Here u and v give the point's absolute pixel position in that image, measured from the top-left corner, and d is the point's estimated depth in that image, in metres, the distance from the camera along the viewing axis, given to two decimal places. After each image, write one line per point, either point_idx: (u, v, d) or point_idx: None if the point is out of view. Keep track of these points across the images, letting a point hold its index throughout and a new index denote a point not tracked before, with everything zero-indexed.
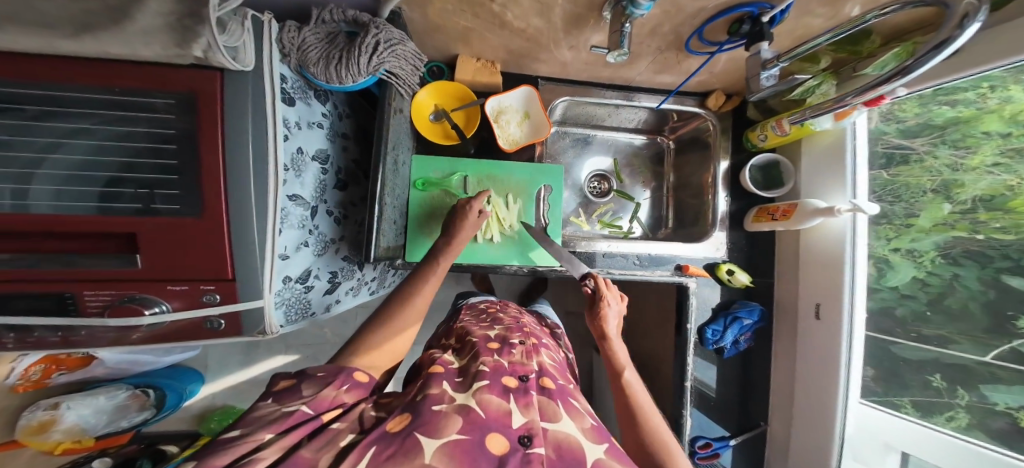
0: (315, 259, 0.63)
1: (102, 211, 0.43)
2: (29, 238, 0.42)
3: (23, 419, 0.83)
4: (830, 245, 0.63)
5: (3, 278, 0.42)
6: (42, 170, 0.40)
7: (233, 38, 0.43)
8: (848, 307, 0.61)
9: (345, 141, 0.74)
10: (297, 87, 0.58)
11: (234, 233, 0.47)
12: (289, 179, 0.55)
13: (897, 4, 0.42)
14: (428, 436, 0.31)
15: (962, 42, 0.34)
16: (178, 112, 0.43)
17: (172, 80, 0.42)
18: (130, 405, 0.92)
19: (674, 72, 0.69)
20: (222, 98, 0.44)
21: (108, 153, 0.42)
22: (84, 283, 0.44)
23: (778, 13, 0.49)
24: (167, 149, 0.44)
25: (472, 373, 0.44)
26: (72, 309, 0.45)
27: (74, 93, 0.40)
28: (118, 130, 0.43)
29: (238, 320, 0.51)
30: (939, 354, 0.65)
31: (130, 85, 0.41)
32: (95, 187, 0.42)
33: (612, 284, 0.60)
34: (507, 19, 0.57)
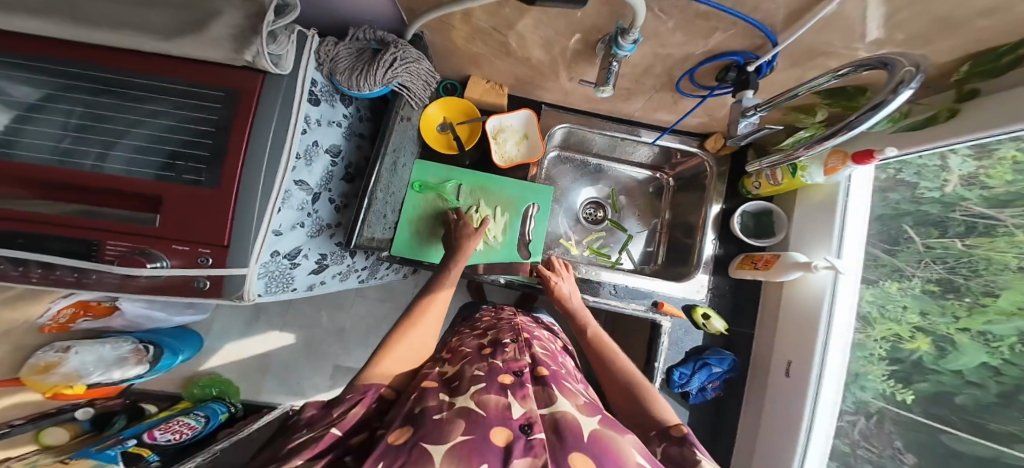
0: (308, 239, 0.69)
1: (158, 179, 0.52)
2: (88, 192, 0.52)
3: (35, 358, 0.92)
4: (809, 302, 0.61)
5: (61, 222, 0.51)
6: (124, 140, 0.53)
7: (280, 48, 0.52)
8: (818, 368, 0.58)
9: (360, 140, 0.81)
10: (326, 91, 0.65)
11: (238, 205, 0.53)
12: (299, 166, 0.61)
13: (849, 66, 0.39)
14: (434, 442, 0.30)
15: (895, 107, 0.33)
16: (224, 101, 0.53)
17: (233, 78, 0.53)
18: (129, 358, 0.96)
19: (670, 110, 0.72)
20: (259, 92, 0.54)
21: (176, 131, 0.54)
22: (111, 233, 0.51)
23: (763, 64, 0.52)
24: (208, 131, 0.53)
25: (468, 377, 0.43)
26: (95, 255, 0.51)
27: (161, 84, 0.53)
28: (182, 115, 0.54)
29: (222, 283, 0.56)
30: (1001, 453, 0.49)
31: (196, 80, 0.53)
32: (159, 157, 0.53)
33: (558, 265, 0.71)
34: (512, 48, 0.63)
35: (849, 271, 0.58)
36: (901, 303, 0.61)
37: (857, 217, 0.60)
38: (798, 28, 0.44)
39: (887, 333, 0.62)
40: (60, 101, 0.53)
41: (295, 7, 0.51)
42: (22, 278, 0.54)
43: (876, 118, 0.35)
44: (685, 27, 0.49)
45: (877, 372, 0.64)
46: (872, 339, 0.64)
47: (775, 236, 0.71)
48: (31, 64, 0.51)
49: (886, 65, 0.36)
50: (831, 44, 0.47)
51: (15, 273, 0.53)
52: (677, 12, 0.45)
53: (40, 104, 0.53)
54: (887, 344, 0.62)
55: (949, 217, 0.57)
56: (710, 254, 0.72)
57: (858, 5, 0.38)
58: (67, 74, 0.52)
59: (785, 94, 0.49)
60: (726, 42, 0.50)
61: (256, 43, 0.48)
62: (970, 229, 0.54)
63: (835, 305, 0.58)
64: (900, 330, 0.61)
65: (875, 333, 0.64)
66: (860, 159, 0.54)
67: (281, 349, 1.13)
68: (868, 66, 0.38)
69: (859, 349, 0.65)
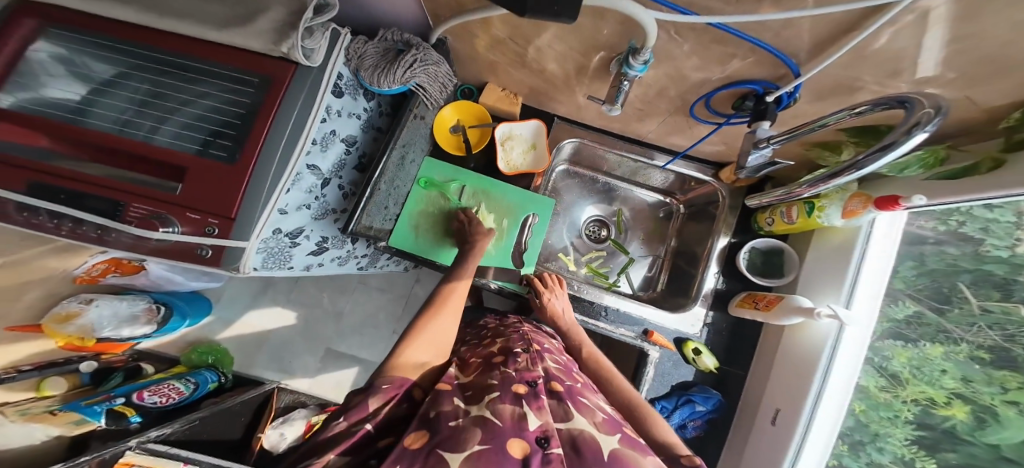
0: (311, 221, 0.71)
1: (196, 153, 0.55)
2: (127, 158, 0.56)
3: (58, 306, 0.97)
4: (811, 344, 0.59)
5: (90, 181, 0.53)
6: (176, 117, 0.58)
7: (313, 42, 0.54)
8: (803, 423, 0.56)
9: (377, 133, 0.83)
10: (351, 86, 0.67)
11: (251, 182, 0.54)
12: (314, 151, 0.63)
13: (868, 104, 0.36)
14: (453, 450, 0.30)
15: (907, 150, 0.30)
16: (259, 86, 0.56)
17: (266, 65, 0.55)
18: (141, 317, 1.02)
19: (684, 135, 0.71)
20: (289, 82, 0.56)
21: (217, 112, 0.58)
22: (134, 196, 0.53)
23: (783, 94, 0.49)
24: (240, 113, 0.56)
25: (482, 386, 0.42)
26: (118, 215, 0.53)
27: (210, 68, 0.58)
28: (224, 97, 0.58)
29: (221, 254, 0.56)
30: None
31: (239, 65, 0.56)
32: (200, 135, 0.57)
33: (552, 281, 0.69)
34: (528, 60, 0.64)
35: (859, 322, 0.56)
36: (939, 367, 0.57)
37: (877, 269, 0.56)
38: (822, 60, 0.41)
39: (919, 396, 0.59)
40: (130, 79, 0.59)
41: (333, 8, 0.54)
42: (54, 231, 0.54)
43: (883, 160, 0.32)
44: (700, 52, 0.47)
45: (901, 435, 0.61)
46: (901, 400, 0.61)
47: (784, 277, 0.70)
48: (111, 45, 0.58)
49: (905, 104, 0.32)
50: (855, 81, 0.45)
51: (45, 224, 0.53)
52: (693, 36, 0.44)
53: (114, 80, 0.59)
54: (918, 408, 0.59)
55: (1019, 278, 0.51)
56: (710, 287, 0.72)
57: (889, 41, 0.36)
58: (138, 55, 0.59)
59: (806, 126, 0.44)
60: (745, 69, 0.48)
61: (292, 37, 0.51)
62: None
63: (834, 356, 0.56)
64: (936, 393, 0.57)
65: (904, 393, 0.60)
66: (884, 205, 0.50)
67: (278, 326, 1.16)
68: (886, 105, 0.35)
69: (885, 408, 0.62)
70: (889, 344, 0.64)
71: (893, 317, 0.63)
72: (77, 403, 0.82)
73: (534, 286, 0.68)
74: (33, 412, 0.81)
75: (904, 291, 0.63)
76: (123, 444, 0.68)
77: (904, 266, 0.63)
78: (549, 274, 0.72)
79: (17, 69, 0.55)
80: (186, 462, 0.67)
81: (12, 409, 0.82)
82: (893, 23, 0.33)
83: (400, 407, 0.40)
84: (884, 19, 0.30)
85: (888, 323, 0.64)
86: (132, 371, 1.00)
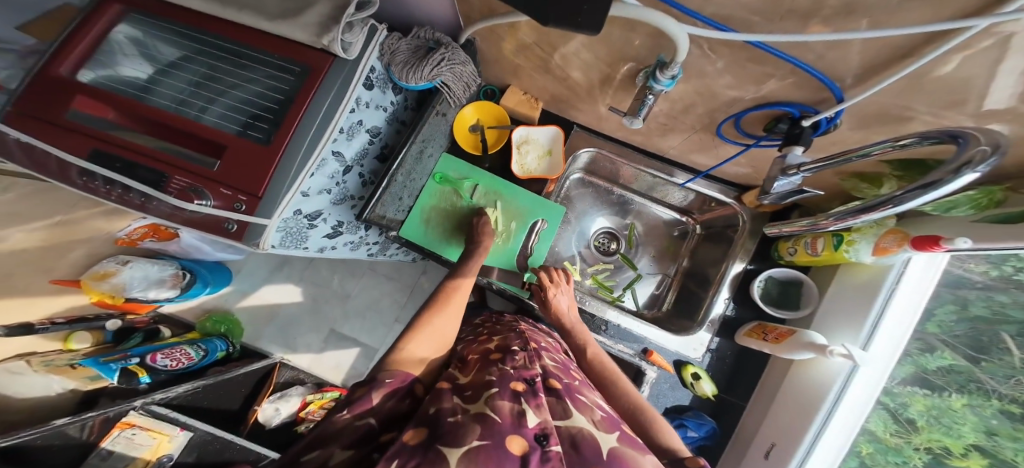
0: (330, 205, 0.73)
1: (238, 134, 0.58)
2: (176, 133, 0.60)
3: (98, 265, 1.05)
4: (817, 383, 0.55)
5: (142, 152, 0.57)
6: (224, 99, 0.62)
7: (352, 37, 0.57)
8: (797, 461, 0.53)
9: (402, 127, 0.85)
10: (381, 79, 0.69)
11: (280, 164, 0.57)
12: (340, 139, 0.65)
13: (914, 136, 0.34)
14: (451, 445, 0.29)
15: (954, 188, 0.28)
16: (300, 76, 0.59)
17: (307, 56, 0.58)
18: (168, 281, 1.08)
19: (707, 154, 0.69)
20: (325, 72, 0.58)
21: (261, 98, 0.61)
22: (177, 169, 0.57)
23: (821, 119, 0.47)
24: (279, 99, 0.59)
25: (481, 384, 0.41)
26: (160, 185, 0.56)
27: (259, 56, 0.61)
28: (269, 84, 0.61)
29: (246, 229, 0.59)
30: None
31: (284, 54, 0.60)
32: (242, 117, 0.60)
33: (561, 275, 0.67)
34: (554, 67, 0.64)
35: (873, 364, 0.52)
36: (961, 419, 0.55)
37: (903, 311, 0.52)
38: (870, 86, 0.39)
39: (931, 445, 0.58)
40: (191, 62, 0.64)
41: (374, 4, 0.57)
42: (105, 195, 0.57)
43: (925, 198, 0.31)
44: (734, 70, 0.46)
45: None
46: (912, 447, 0.59)
47: (800, 310, 0.67)
48: (176, 29, 0.63)
49: (957, 139, 0.30)
50: (898, 110, 0.43)
51: (97, 186, 0.57)
52: (728, 53, 0.43)
53: (178, 63, 0.64)
54: (930, 457, 0.58)
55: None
56: (718, 313, 0.69)
57: (951, 69, 0.33)
58: (199, 41, 0.63)
59: (845, 155, 0.42)
60: (781, 91, 0.46)
61: (333, 31, 0.54)
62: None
63: (840, 395, 0.52)
64: (952, 444, 0.56)
65: (917, 441, 0.59)
66: (921, 245, 0.46)
67: (289, 302, 1.20)
68: (935, 140, 0.33)
69: (895, 453, 0.61)
70: (910, 391, 0.60)
71: (924, 364, 0.59)
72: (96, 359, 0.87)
73: (539, 280, 0.65)
74: (54, 364, 0.92)
75: (938, 337, 0.58)
76: (129, 403, 0.77)
77: (944, 310, 0.58)
78: (560, 270, 0.70)
79: (99, 49, 0.60)
80: (182, 428, 0.78)
81: (38, 359, 0.93)
82: (957, 50, 0.31)
83: (403, 403, 0.40)
84: (945, 46, 0.28)
85: (916, 369, 0.59)
86: (151, 333, 1.07)
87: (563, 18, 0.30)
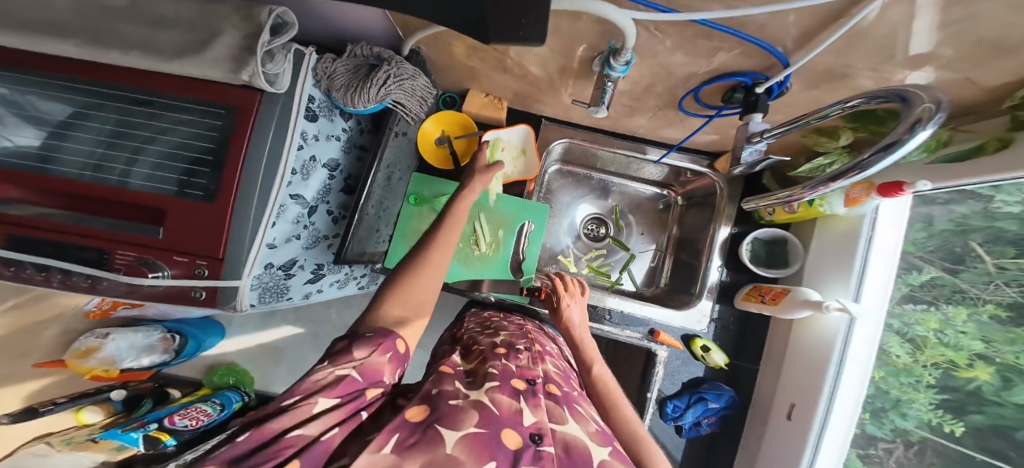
0: (303, 250, 0.70)
1: (175, 193, 0.54)
2: (103, 203, 0.55)
3: (78, 342, 1.01)
4: (819, 340, 0.58)
5: (72, 230, 0.53)
6: (143, 157, 0.56)
7: (277, 66, 0.51)
8: (818, 420, 0.55)
9: (362, 153, 0.81)
10: (325, 107, 0.65)
11: (234, 218, 0.54)
12: (295, 181, 0.62)
13: (858, 98, 0.34)
14: (450, 428, 0.31)
15: (914, 148, 0.28)
16: (226, 118, 0.54)
17: (230, 95, 0.53)
18: (158, 346, 1.04)
19: (676, 127, 0.66)
20: (256, 110, 0.54)
21: (184, 149, 0.56)
22: (116, 242, 0.53)
23: (773, 86, 0.45)
24: (208, 148, 0.54)
25: (482, 374, 0.44)
26: (105, 263, 0.54)
27: (173, 102, 0.55)
28: (191, 132, 0.56)
29: (215, 294, 0.57)
30: None
31: (202, 96, 0.54)
32: (173, 174, 0.55)
33: (575, 284, 0.67)
34: (509, 65, 0.61)
35: (868, 313, 0.54)
36: (961, 329, 0.57)
37: (885, 255, 0.54)
38: (810, 50, 0.38)
39: (938, 360, 0.59)
40: (88, 117, 0.57)
41: (295, 25, 0.51)
42: (43, 283, 0.55)
43: (889, 160, 0.30)
44: (684, 47, 0.44)
45: (925, 399, 0.60)
46: (921, 365, 0.60)
47: (789, 267, 0.68)
48: (60, 83, 0.55)
49: (901, 99, 0.31)
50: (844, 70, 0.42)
51: (35, 278, 0.54)
52: (676, 31, 0.41)
53: (70, 122, 0.57)
54: (940, 371, 0.58)
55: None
56: (715, 280, 0.72)
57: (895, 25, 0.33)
58: (90, 93, 0.56)
59: (813, 114, 0.40)
60: (732, 62, 0.45)
61: (252, 63, 0.48)
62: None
63: (845, 349, 0.54)
64: (957, 356, 0.57)
65: (923, 358, 0.60)
66: (888, 191, 0.47)
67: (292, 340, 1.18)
68: (882, 100, 0.33)
69: (906, 374, 0.62)
70: (910, 310, 0.63)
71: (910, 282, 0.63)
72: (116, 430, 0.87)
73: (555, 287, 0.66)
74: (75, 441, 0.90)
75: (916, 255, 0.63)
76: None
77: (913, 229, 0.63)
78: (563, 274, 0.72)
79: None
80: None
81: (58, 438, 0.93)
82: (892, 6, 0.30)
83: (383, 357, 0.37)
84: None
85: (903, 287, 0.64)
86: (160, 395, 1.03)
87: (503, 32, 0.28)
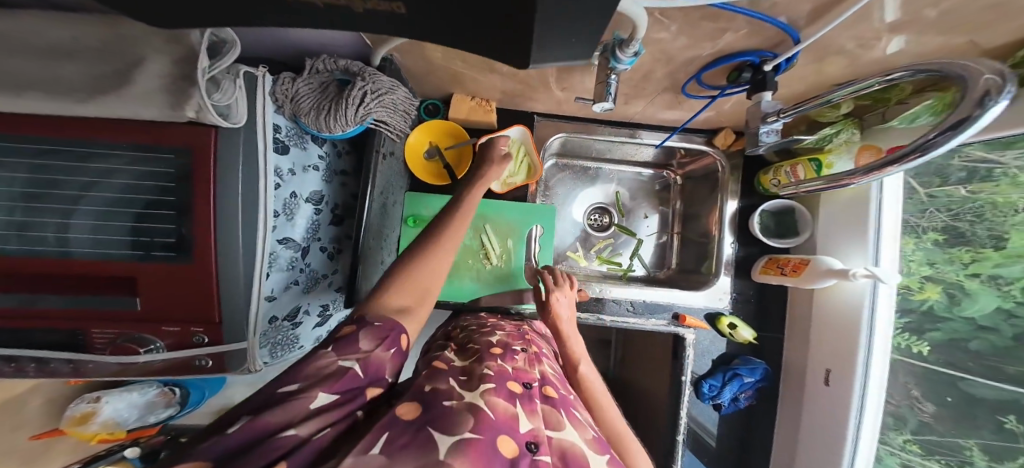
0: (304, 295, 0.66)
1: (137, 258, 0.45)
2: (50, 281, 0.45)
3: (69, 411, 0.86)
4: (846, 305, 0.61)
5: (30, 317, 0.45)
6: (75, 219, 0.43)
7: (226, 96, 0.43)
8: (858, 383, 0.59)
9: (344, 178, 0.75)
10: (293, 134, 0.58)
11: (222, 277, 0.48)
12: (280, 223, 0.57)
13: (902, 70, 0.37)
14: (443, 431, 0.29)
15: (986, 122, 0.30)
16: (179, 165, 0.45)
17: (172, 136, 0.44)
18: (160, 400, 0.94)
19: (678, 109, 0.63)
20: (216, 150, 0.45)
21: (122, 205, 0.45)
22: (90, 322, 0.47)
23: (783, 62, 0.41)
24: (166, 201, 0.45)
25: (478, 374, 0.43)
26: (82, 343, 0.48)
27: (104, 148, 0.42)
28: (135, 181, 0.44)
29: (223, 360, 0.54)
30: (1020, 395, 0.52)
31: (140, 139, 0.43)
32: (123, 236, 0.45)
33: (565, 278, 0.65)
34: (495, 65, 0.56)
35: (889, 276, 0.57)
36: (910, 257, 0.65)
37: (892, 220, 0.57)
38: (824, 24, 0.34)
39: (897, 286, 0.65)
40: None
41: (236, 43, 0.41)
42: (17, 373, 0.50)
43: (959, 137, 0.32)
44: (689, 30, 0.38)
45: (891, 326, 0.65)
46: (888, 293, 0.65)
47: (799, 236, 0.70)
48: None
49: (942, 72, 0.34)
50: (857, 47, 0.40)
51: (5, 372, 0.49)
52: (681, 16, 0.35)
53: None
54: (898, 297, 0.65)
55: (949, 163, 0.59)
56: (729, 254, 0.73)
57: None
58: None
59: (819, 98, 0.46)
60: (739, 41, 0.39)
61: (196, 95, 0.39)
62: (972, 175, 0.57)
63: (873, 310, 0.58)
64: (910, 281, 0.64)
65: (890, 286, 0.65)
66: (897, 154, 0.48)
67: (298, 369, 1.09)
68: (922, 72, 0.36)
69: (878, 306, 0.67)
70: None
71: None
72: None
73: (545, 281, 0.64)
74: None
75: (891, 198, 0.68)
76: None
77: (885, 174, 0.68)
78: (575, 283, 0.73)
79: None
80: None
81: None
82: None
83: (388, 352, 0.36)
84: None
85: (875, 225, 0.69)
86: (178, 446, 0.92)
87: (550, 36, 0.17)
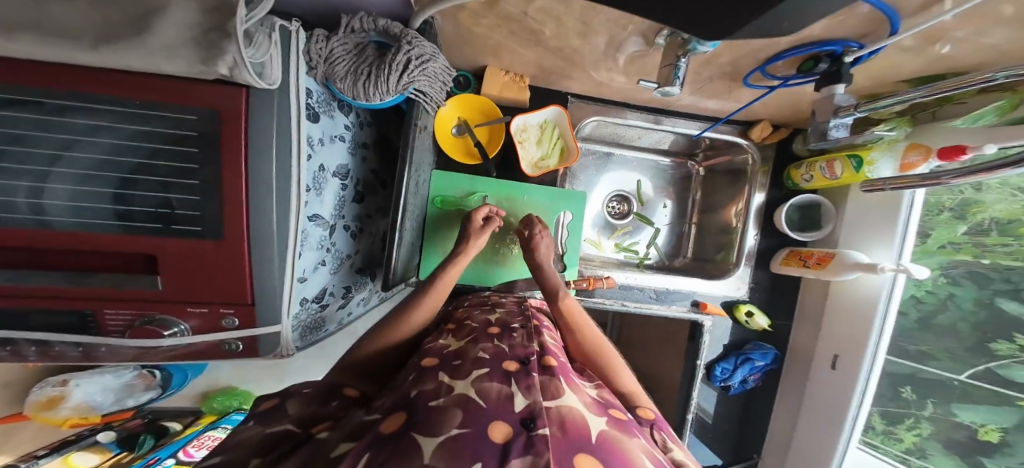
0: (331, 276, 0.62)
1: (141, 231, 0.40)
2: (51, 253, 0.40)
3: (31, 394, 0.78)
4: (863, 298, 0.66)
5: (30, 294, 0.40)
6: (50, 184, 0.37)
7: (259, 52, 0.36)
8: (866, 369, 0.65)
9: (366, 151, 0.69)
10: (323, 101, 0.53)
11: (255, 255, 0.44)
12: (311, 199, 0.52)
13: None
14: (427, 434, 0.28)
15: None
16: (202, 129, 0.39)
17: (196, 95, 0.37)
18: (137, 383, 0.88)
19: (722, 98, 0.63)
20: (247, 116, 0.39)
21: (110, 169, 0.38)
22: (103, 303, 0.42)
23: (864, 54, 0.41)
24: (188, 169, 0.40)
25: (472, 358, 0.45)
26: (93, 325, 0.44)
27: (101, 104, 0.36)
28: (141, 146, 0.38)
29: (255, 343, 0.51)
30: (917, 369, 0.75)
31: (152, 98, 0.36)
32: (107, 204, 0.39)
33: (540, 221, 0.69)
34: (544, 37, 0.52)
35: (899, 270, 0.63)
36: None
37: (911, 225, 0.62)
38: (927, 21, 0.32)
39: None
40: None
41: None
42: (13, 356, 0.45)
43: None
44: None
45: None
46: None
47: (822, 229, 0.74)
48: None
49: None
50: (930, 44, 0.40)
51: (1, 355, 0.44)
52: None
53: None
54: None
55: None
56: (750, 246, 0.77)
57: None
58: None
59: (904, 94, 0.43)
60: (823, 30, 0.39)
61: (229, 49, 0.32)
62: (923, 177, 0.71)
63: (889, 302, 0.63)
64: None
65: None
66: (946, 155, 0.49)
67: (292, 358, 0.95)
68: None
69: None
70: None
71: None
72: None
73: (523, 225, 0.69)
74: None
75: None
76: None
77: None
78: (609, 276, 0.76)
79: None
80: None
81: None
82: None
83: (326, 406, 0.39)
84: None
85: None
86: (159, 429, 0.85)
87: None
